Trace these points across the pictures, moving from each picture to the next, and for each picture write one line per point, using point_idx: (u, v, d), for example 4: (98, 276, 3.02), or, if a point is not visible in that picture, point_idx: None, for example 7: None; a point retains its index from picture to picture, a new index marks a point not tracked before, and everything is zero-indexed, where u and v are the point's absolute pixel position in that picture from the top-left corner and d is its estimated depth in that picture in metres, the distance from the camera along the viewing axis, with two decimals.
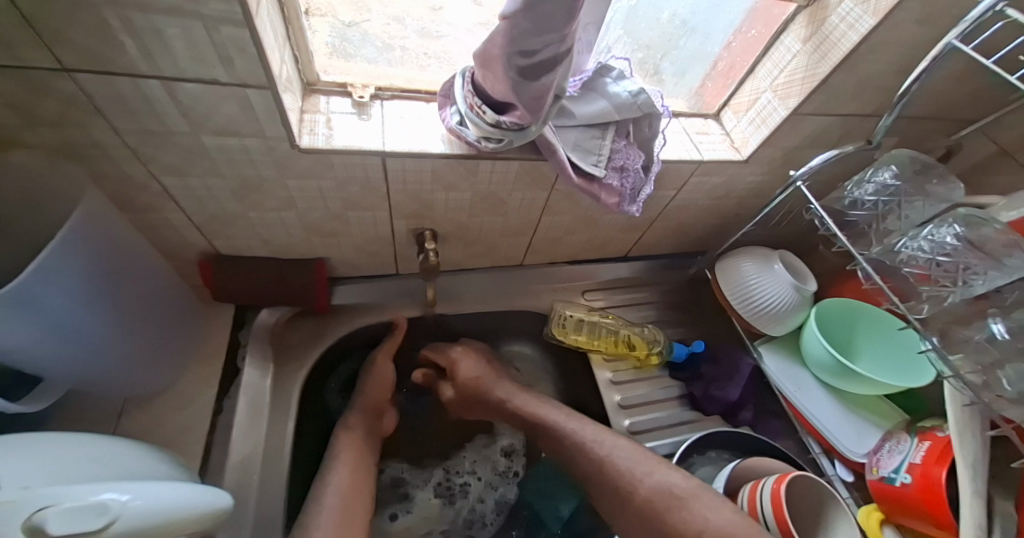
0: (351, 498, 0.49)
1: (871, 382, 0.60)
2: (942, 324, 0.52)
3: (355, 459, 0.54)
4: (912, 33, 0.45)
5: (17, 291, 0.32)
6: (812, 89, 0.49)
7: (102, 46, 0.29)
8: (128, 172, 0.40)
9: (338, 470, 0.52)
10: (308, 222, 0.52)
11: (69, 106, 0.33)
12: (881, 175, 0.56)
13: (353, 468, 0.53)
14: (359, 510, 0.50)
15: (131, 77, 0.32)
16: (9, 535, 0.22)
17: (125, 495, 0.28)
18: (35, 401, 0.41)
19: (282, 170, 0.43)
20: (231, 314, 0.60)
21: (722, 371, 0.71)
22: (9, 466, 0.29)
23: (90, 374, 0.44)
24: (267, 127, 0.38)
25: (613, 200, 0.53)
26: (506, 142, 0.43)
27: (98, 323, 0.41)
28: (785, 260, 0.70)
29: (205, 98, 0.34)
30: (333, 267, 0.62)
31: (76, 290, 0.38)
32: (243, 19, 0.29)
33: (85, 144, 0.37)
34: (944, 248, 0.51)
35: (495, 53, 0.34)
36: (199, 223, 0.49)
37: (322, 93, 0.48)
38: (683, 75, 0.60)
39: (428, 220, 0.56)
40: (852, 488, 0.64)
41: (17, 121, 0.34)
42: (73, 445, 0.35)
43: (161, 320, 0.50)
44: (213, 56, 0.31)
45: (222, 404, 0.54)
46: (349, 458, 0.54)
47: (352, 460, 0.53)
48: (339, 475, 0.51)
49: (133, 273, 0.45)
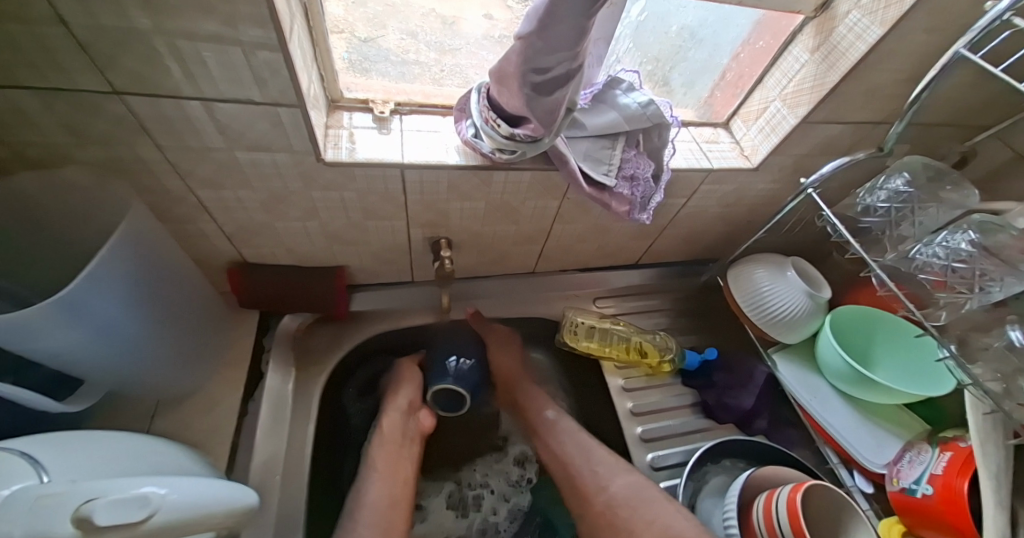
0: (393, 508, 0.53)
1: (889, 390, 0.60)
2: (962, 331, 0.53)
3: (393, 470, 0.56)
4: (921, 41, 0.45)
5: (66, 297, 0.35)
6: (821, 98, 0.50)
7: (152, 70, 0.31)
8: (167, 186, 0.43)
9: (376, 482, 0.54)
10: (329, 231, 0.54)
11: (119, 125, 0.36)
12: (892, 182, 0.56)
13: (391, 479, 0.55)
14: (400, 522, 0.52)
15: (174, 99, 0.34)
16: (57, 522, 0.23)
17: (162, 488, 0.30)
18: (78, 401, 0.43)
19: (307, 182, 0.46)
20: (255, 320, 0.63)
21: (735, 379, 0.71)
22: (60, 459, 0.31)
23: (126, 375, 0.46)
24: (295, 142, 0.40)
25: (624, 208, 0.54)
26: (520, 153, 0.45)
27: (138, 328, 0.44)
28: (799, 266, 0.70)
29: (240, 117, 0.37)
30: (352, 275, 0.64)
31: (119, 295, 0.40)
32: (278, 44, 0.31)
33: (130, 160, 0.40)
34: (960, 254, 0.51)
35: (511, 70, 0.36)
36: (230, 233, 0.52)
37: (345, 109, 0.50)
38: (692, 85, 0.61)
39: (443, 229, 0.58)
40: (872, 500, 0.63)
41: (72, 140, 0.37)
42: (113, 442, 0.37)
43: (193, 325, 0.53)
44: (249, 78, 0.33)
45: (247, 407, 0.57)
46: (388, 468, 0.56)
47: (391, 473, 0.56)
48: (378, 489, 0.54)
49: (170, 279, 0.47)
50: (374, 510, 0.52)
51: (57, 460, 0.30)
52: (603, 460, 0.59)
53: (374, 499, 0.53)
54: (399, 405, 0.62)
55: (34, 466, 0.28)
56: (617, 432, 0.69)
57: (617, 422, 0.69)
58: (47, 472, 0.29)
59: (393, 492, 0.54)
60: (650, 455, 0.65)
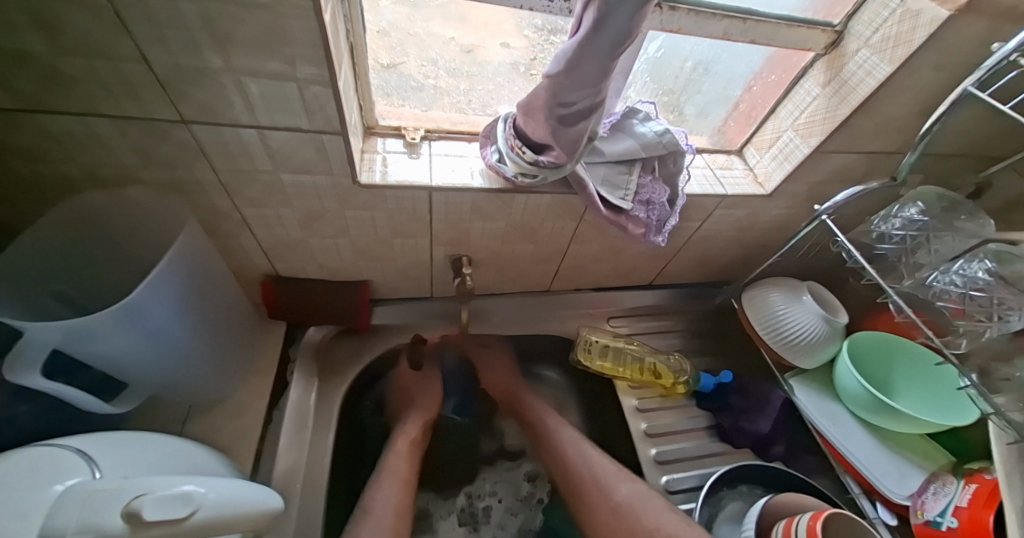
0: (398, 517, 0.54)
1: (910, 419, 0.59)
2: (984, 359, 0.52)
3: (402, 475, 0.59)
4: (930, 77, 0.47)
5: (127, 302, 0.38)
6: (833, 129, 0.52)
7: (219, 102, 0.35)
8: (217, 204, 0.47)
9: (386, 486, 0.56)
10: (358, 247, 0.57)
11: (182, 150, 0.39)
12: (907, 210, 0.57)
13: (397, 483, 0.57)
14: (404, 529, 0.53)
15: (233, 127, 0.38)
16: (108, 515, 0.25)
17: (202, 488, 0.32)
18: (123, 402, 0.46)
19: (342, 202, 0.49)
20: (282, 331, 0.65)
21: (752, 403, 0.71)
22: (108, 456, 0.33)
23: (164, 380, 0.49)
24: (335, 166, 0.44)
25: (639, 231, 0.56)
26: (542, 178, 0.48)
27: (183, 336, 0.47)
28: (815, 291, 0.71)
29: (289, 143, 0.40)
30: (376, 289, 0.67)
31: (172, 304, 0.43)
32: (329, 80, 0.34)
33: (187, 181, 0.43)
34: (977, 282, 0.51)
35: (539, 103, 0.39)
36: (266, 248, 0.55)
37: (379, 135, 0.54)
38: (705, 115, 0.64)
39: (464, 247, 0.61)
40: (896, 534, 0.61)
41: (138, 162, 0.40)
42: (154, 443, 0.39)
43: (228, 334, 0.55)
44: (300, 108, 0.37)
45: (272, 415, 0.59)
46: (398, 474, 0.58)
47: (398, 477, 0.58)
48: (387, 489, 0.56)
49: (213, 290, 0.51)
50: (382, 513, 0.53)
51: (105, 457, 0.33)
52: (615, 476, 0.59)
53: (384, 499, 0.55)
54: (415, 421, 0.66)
55: (87, 462, 0.31)
56: (631, 453, 0.68)
57: (631, 443, 0.69)
58: (99, 469, 0.31)
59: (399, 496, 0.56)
60: (664, 478, 0.65)
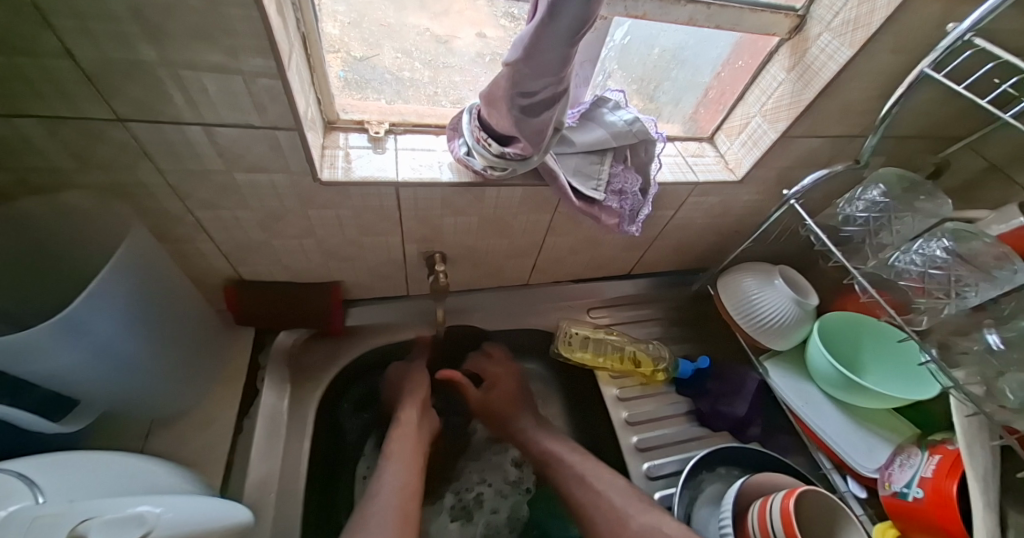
0: (405, 497, 0.52)
1: (876, 394, 0.61)
2: (943, 335, 0.54)
3: (408, 461, 0.57)
4: (890, 61, 0.48)
5: (69, 317, 0.36)
6: (798, 114, 0.53)
7: (155, 98, 0.33)
8: (167, 207, 0.44)
9: (393, 470, 0.55)
10: (326, 247, 0.55)
11: (122, 150, 0.37)
12: (869, 193, 0.59)
13: (404, 471, 0.55)
14: (413, 512, 0.51)
15: (176, 125, 0.35)
16: None
17: (158, 508, 0.30)
18: (72, 422, 0.44)
19: (303, 202, 0.47)
20: (252, 337, 0.63)
21: (728, 387, 0.72)
22: (53, 480, 0.31)
23: (121, 395, 0.46)
24: (292, 163, 0.42)
25: (613, 221, 0.55)
26: (510, 170, 0.47)
27: (136, 347, 0.44)
28: (787, 275, 0.72)
29: (240, 140, 0.38)
30: (348, 290, 0.65)
31: (118, 313, 0.41)
32: (277, 72, 0.32)
33: (132, 184, 0.41)
34: (935, 261, 0.53)
35: (500, 93, 0.38)
36: (227, 252, 0.53)
37: (341, 130, 0.52)
38: (677, 103, 0.64)
39: (437, 244, 0.59)
40: (865, 505, 0.63)
41: (73, 165, 0.38)
42: (106, 463, 0.37)
43: (189, 343, 0.53)
44: (248, 103, 0.35)
45: (242, 424, 0.57)
46: (404, 460, 0.57)
47: (407, 462, 0.56)
48: (394, 474, 0.54)
49: (168, 298, 0.48)
50: (390, 494, 0.51)
51: (50, 480, 0.31)
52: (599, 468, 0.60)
53: (392, 483, 0.53)
54: (418, 403, 0.63)
55: (30, 487, 0.29)
56: (612, 442, 0.69)
57: (613, 432, 0.69)
58: (42, 493, 0.29)
59: (407, 479, 0.54)
60: (645, 465, 0.65)
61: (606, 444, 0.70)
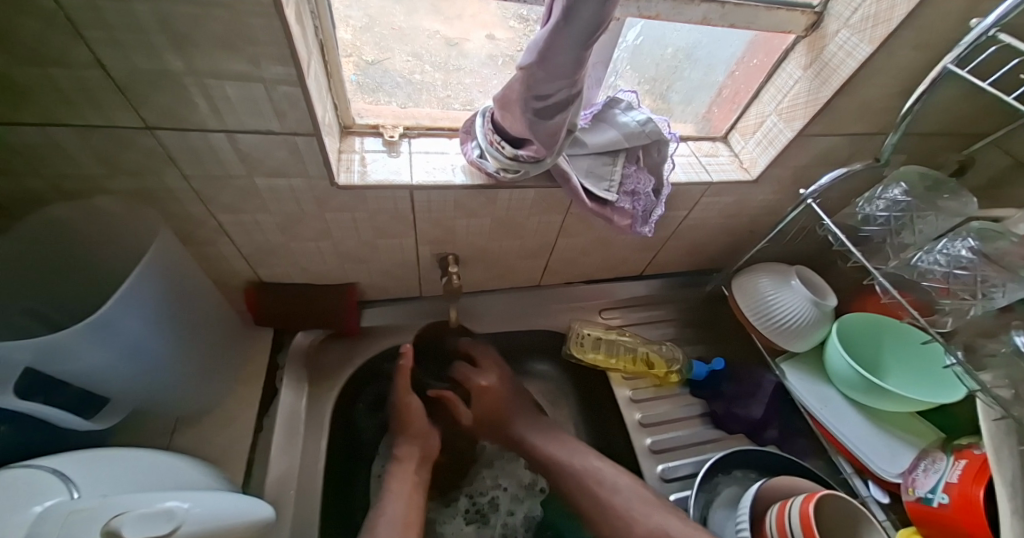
0: (404, 529, 0.52)
1: (898, 398, 0.60)
2: (969, 336, 0.52)
3: (408, 492, 0.57)
4: (911, 57, 0.47)
5: (98, 318, 0.37)
6: (815, 112, 0.52)
7: (182, 107, 0.34)
8: (191, 211, 0.46)
9: (393, 501, 0.55)
10: (342, 249, 0.56)
11: (150, 157, 0.38)
12: (890, 191, 0.58)
13: (404, 501, 0.56)
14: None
15: (202, 132, 0.37)
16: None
17: (185, 503, 0.31)
18: (102, 420, 0.46)
19: (321, 205, 0.48)
20: (270, 338, 0.65)
21: (744, 389, 0.72)
22: (86, 476, 0.32)
23: (147, 393, 0.48)
24: (311, 167, 0.43)
25: (626, 222, 0.55)
26: (524, 172, 0.47)
27: (161, 347, 0.45)
28: (804, 275, 0.71)
29: (261, 146, 0.39)
30: (363, 291, 0.66)
31: (145, 312, 0.42)
32: (297, 79, 0.33)
33: (159, 189, 0.42)
34: (960, 261, 0.51)
35: (515, 97, 0.38)
36: (247, 254, 0.54)
37: (357, 134, 0.53)
38: (690, 102, 0.63)
39: (450, 245, 0.60)
40: (888, 510, 0.62)
41: (104, 171, 0.39)
42: (135, 459, 0.39)
43: (211, 344, 0.54)
44: (269, 110, 0.36)
45: (263, 422, 0.58)
46: (404, 490, 0.57)
47: (404, 495, 0.56)
48: (393, 507, 0.54)
49: (192, 300, 0.49)
50: (390, 526, 0.52)
51: (83, 476, 0.32)
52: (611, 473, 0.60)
53: (393, 514, 0.54)
54: (413, 436, 0.63)
55: (65, 482, 0.30)
56: (626, 444, 0.69)
57: (626, 434, 0.69)
58: (77, 488, 0.30)
59: (405, 512, 0.54)
60: (660, 466, 0.65)
61: (620, 446, 0.70)
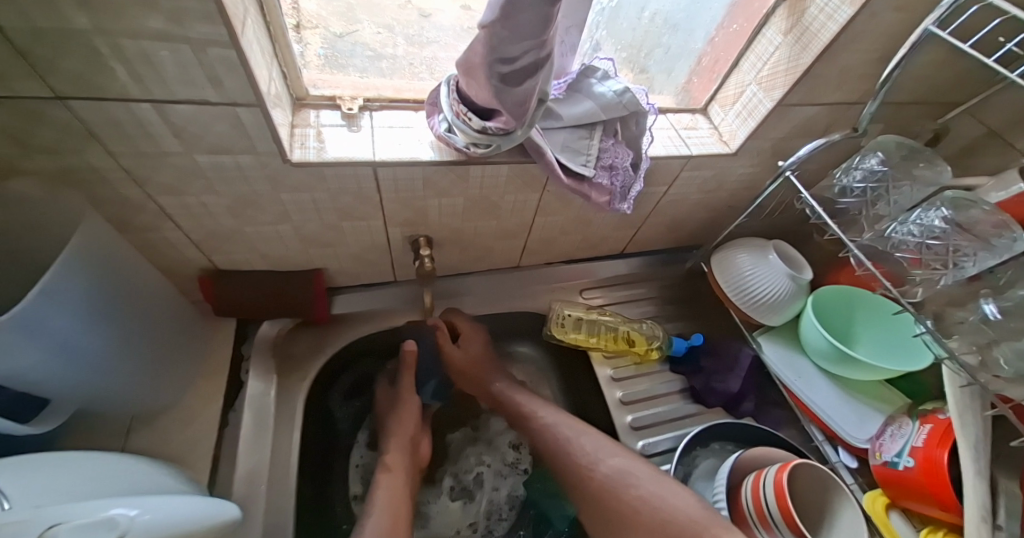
0: None
1: (869, 367, 0.61)
2: (939, 306, 0.53)
3: (394, 500, 0.53)
4: (890, 20, 0.45)
5: (18, 317, 0.33)
6: (795, 80, 0.50)
7: (93, 72, 0.30)
8: (125, 194, 0.42)
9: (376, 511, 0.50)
10: (304, 233, 0.52)
11: (66, 133, 0.34)
12: (867, 162, 0.57)
13: (390, 510, 0.52)
14: None
15: (123, 102, 0.32)
16: None
17: (133, 510, 0.29)
18: (42, 422, 0.42)
19: (275, 185, 0.44)
20: (234, 328, 0.62)
21: (722, 363, 0.72)
22: (22, 486, 0.29)
23: (94, 393, 0.45)
24: (258, 143, 0.39)
25: (604, 198, 0.53)
26: (495, 147, 0.44)
27: (102, 344, 0.42)
28: (781, 249, 0.71)
29: (196, 119, 0.35)
30: (332, 277, 0.63)
31: (78, 311, 0.39)
32: (230, 41, 0.29)
33: (82, 169, 0.38)
34: (934, 231, 0.51)
35: (477, 61, 0.35)
36: (197, 240, 0.50)
37: (312, 107, 0.49)
38: (669, 71, 0.60)
39: (421, 227, 0.57)
40: (857, 474, 0.64)
41: (14, 150, 0.35)
42: (83, 465, 0.36)
43: (163, 338, 0.51)
44: (202, 77, 0.32)
45: (228, 417, 0.56)
46: (388, 498, 0.53)
47: (389, 506, 0.52)
48: (378, 521, 0.49)
49: (133, 292, 0.45)
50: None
51: (17, 486, 0.29)
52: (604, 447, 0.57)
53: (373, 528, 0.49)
54: (403, 441, 0.59)
55: None
56: (607, 420, 0.69)
57: (606, 411, 0.69)
58: (8, 499, 0.27)
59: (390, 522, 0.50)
60: (640, 443, 0.66)
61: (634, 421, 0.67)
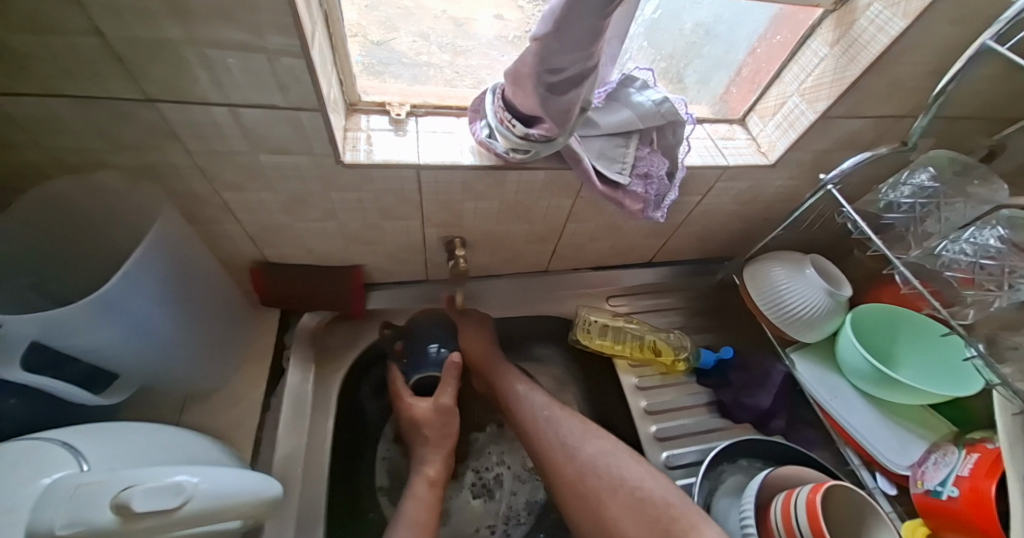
0: None
1: (913, 391, 0.58)
2: (990, 329, 0.50)
3: (427, 516, 0.53)
4: (945, 32, 0.44)
5: (101, 299, 0.37)
6: (841, 92, 0.49)
7: (179, 77, 0.33)
8: (193, 189, 0.45)
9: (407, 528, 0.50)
10: (348, 230, 0.55)
11: (151, 132, 0.38)
12: (917, 177, 0.55)
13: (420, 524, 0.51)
14: None
15: (201, 105, 0.36)
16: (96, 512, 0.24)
17: (195, 478, 0.31)
18: (117, 392, 0.46)
19: (326, 185, 0.47)
20: (277, 318, 0.65)
21: (753, 378, 0.70)
22: (100, 450, 0.32)
23: (154, 371, 0.48)
24: (315, 145, 0.42)
25: (638, 206, 0.54)
26: (534, 153, 0.45)
27: (167, 327, 0.46)
28: (819, 264, 0.69)
29: (262, 121, 0.38)
30: (369, 274, 0.66)
31: (151, 295, 0.42)
32: (300, 50, 0.32)
33: (160, 165, 0.42)
34: (989, 251, 0.50)
35: (526, 71, 0.36)
36: (251, 234, 0.54)
37: (362, 112, 0.51)
38: (706, 82, 0.61)
39: (456, 229, 0.59)
40: (895, 503, 0.61)
41: (105, 146, 0.39)
42: (147, 435, 0.39)
43: (216, 324, 0.54)
44: (272, 83, 0.34)
45: (269, 401, 0.59)
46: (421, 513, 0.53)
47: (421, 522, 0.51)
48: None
49: (195, 279, 0.49)
50: None
51: (95, 450, 0.32)
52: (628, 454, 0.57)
53: None
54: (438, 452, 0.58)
55: (75, 455, 0.30)
56: (631, 429, 0.69)
57: (631, 420, 0.69)
58: (87, 461, 0.30)
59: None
60: (664, 454, 0.65)
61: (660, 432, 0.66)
